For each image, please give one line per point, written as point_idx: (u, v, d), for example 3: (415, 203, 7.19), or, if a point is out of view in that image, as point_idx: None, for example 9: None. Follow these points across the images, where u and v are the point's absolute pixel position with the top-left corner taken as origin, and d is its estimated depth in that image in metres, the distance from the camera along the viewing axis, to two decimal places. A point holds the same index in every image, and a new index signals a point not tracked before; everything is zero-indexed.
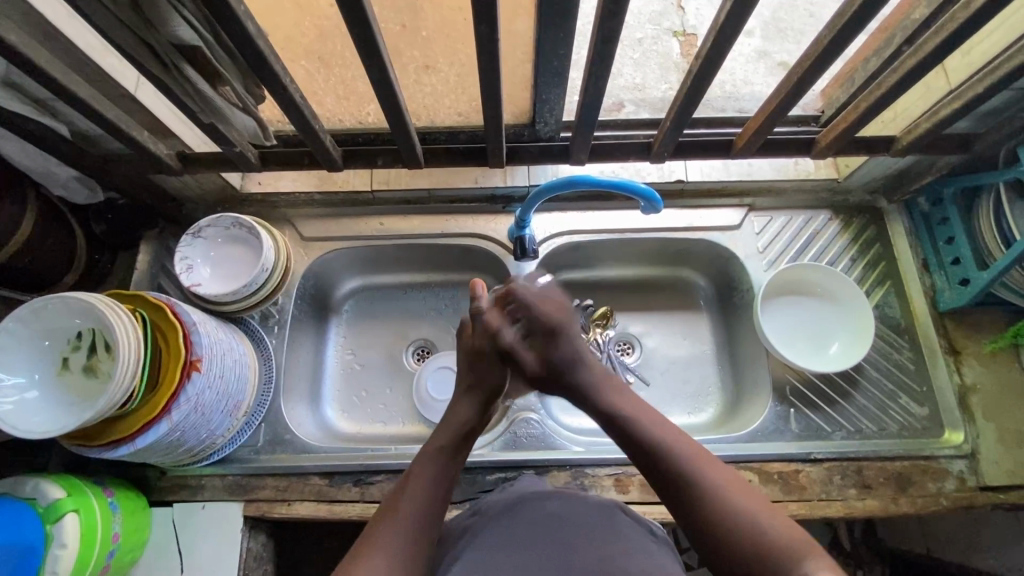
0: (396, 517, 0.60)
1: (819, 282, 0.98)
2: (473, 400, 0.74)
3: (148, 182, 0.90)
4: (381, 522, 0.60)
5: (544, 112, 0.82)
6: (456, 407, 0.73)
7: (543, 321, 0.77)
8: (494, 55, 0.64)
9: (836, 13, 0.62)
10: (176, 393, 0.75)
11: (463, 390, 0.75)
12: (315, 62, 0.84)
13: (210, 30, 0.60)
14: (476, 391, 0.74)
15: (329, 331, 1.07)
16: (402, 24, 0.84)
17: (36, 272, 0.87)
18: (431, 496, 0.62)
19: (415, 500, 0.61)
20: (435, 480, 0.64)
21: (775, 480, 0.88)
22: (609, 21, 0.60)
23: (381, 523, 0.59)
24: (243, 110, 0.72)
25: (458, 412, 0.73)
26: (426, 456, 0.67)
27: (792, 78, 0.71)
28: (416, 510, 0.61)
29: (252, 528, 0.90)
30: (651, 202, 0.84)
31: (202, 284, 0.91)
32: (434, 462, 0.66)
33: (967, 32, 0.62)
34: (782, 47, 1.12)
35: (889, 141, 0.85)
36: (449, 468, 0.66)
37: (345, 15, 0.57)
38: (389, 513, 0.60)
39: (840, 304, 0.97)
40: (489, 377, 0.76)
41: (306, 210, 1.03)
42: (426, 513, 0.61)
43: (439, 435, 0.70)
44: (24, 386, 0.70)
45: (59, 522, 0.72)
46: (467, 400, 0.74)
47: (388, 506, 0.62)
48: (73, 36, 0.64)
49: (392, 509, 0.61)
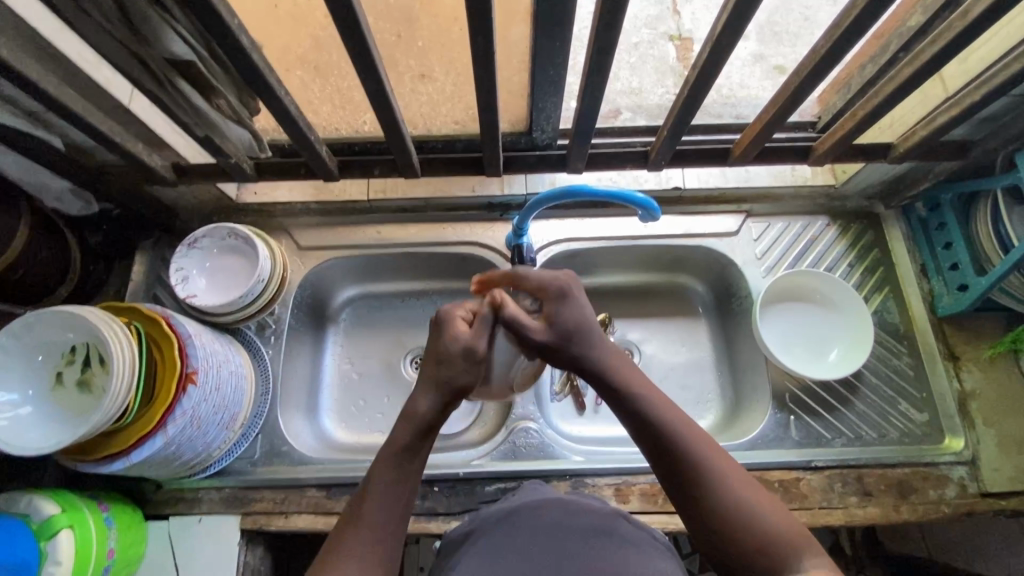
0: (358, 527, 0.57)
1: (814, 287, 0.98)
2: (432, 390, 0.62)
3: (143, 193, 0.90)
4: (346, 532, 0.57)
5: (541, 121, 0.82)
6: (421, 398, 0.62)
7: (545, 286, 0.67)
8: (491, 66, 0.63)
9: (833, 23, 0.62)
10: (171, 407, 0.75)
11: (427, 380, 0.63)
12: (310, 73, 0.83)
13: (204, 45, 0.60)
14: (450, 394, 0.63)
15: (326, 341, 1.06)
16: (398, 34, 0.84)
17: (30, 285, 0.86)
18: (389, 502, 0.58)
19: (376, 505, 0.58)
20: (393, 483, 0.59)
21: (775, 489, 0.87)
22: (606, 33, 0.60)
23: (346, 532, 0.57)
24: (238, 123, 0.71)
25: (414, 412, 0.62)
26: (382, 458, 0.60)
27: (788, 87, 0.71)
28: (380, 514, 0.58)
29: (250, 541, 0.89)
30: (649, 211, 0.82)
31: (197, 295, 0.90)
32: (394, 465, 0.60)
33: (964, 42, 0.62)
34: (778, 51, 1.12)
35: (886, 148, 0.85)
36: (410, 471, 0.60)
37: (341, 28, 0.57)
38: (351, 524, 0.57)
39: (834, 308, 0.97)
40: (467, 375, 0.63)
41: (303, 219, 1.03)
42: (389, 521, 0.58)
43: (398, 431, 0.61)
44: (18, 402, 0.70)
45: (53, 538, 0.72)
46: (427, 388, 0.62)
47: (351, 512, 0.59)
48: (66, 49, 0.63)
49: (355, 517, 0.58)
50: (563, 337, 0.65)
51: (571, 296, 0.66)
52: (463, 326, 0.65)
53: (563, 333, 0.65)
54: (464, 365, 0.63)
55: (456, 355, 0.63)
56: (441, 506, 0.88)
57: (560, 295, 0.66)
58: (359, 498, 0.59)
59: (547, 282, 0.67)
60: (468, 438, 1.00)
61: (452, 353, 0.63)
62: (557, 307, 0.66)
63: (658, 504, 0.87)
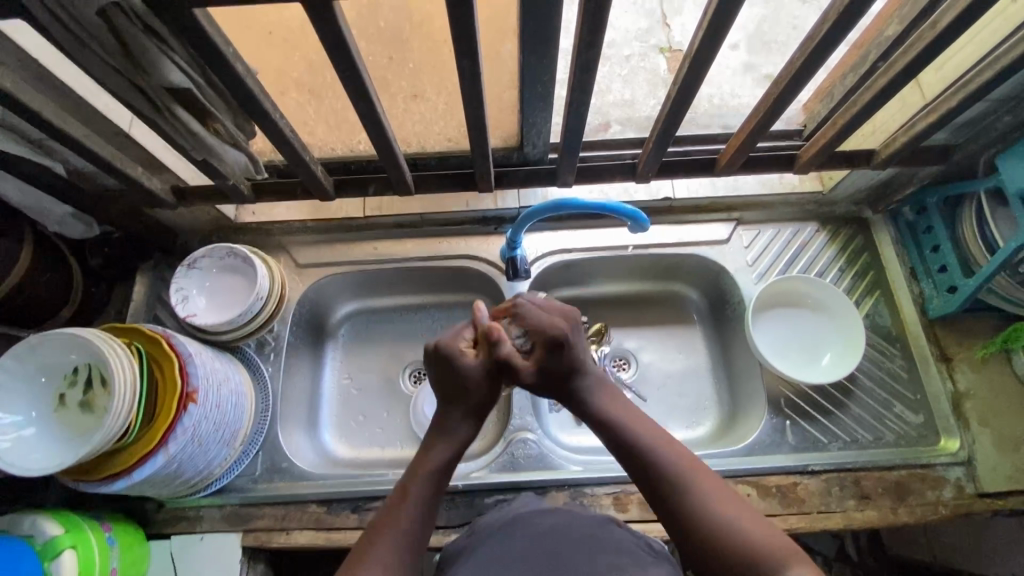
0: (393, 534, 0.60)
1: (792, 292, 1.00)
2: (461, 419, 0.69)
3: (143, 216, 0.92)
4: (378, 540, 0.59)
5: (532, 135, 0.84)
6: (439, 440, 0.68)
7: (544, 332, 0.72)
8: (478, 86, 0.65)
9: (807, 36, 0.64)
10: (172, 425, 0.76)
11: (452, 409, 0.70)
12: (306, 95, 0.87)
13: (201, 73, 0.62)
14: (472, 410, 0.70)
15: (325, 357, 1.07)
16: (389, 57, 0.88)
17: (31, 310, 0.87)
18: (422, 509, 0.62)
19: (409, 513, 0.62)
20: (428, 491, 0.64)
21: (773, 494, 0.88)
22: (587, 52, 0.62)
23: (381, 533, 0.60)
24: (234, 146, 0.73)
25: (453, 432, 0.69)
26: (418, 469, 0.66)
27: (769, 99, 0.73)
28: (412, 524, 0.61)
29: (251, 558, 0.90)
30: (638, 222, 0.85)
31: (198, 314, 0.91)
32: (435, 478, 0.65)
33: (936, 50, 0.64)
34: (767, 60, 1.14)
35: (869, 154, 0.87)
36: (442, 483, 0.65)
37: (330, 53, 0.59)
38: (385, 526, 0.61)
39: (813, 307, 0.99)
40: (481, 399, 0.70)
41: (300, 237, 1.05)
42: (420, 528, 0.61)
43: (434, 447, 0.67)
44: (21, 423, 0.71)
45: (57, 559, 0.72)
46: (453, 418, 0.69)
47: (385, 516, 0.62)
48: (69, 79, 0.65)
49: (393, 520, 0.61)
50: (562, 377, 0.71)
51: (566, 345, 0.71)
52: (462, 352, 0.71)
53: (554, 377, 0.71)
54: (478, 386, 0.70)
55: (477, 380, 0.70)
56: (442, 519, 0.88)
57: (552, 343, 0.71)
58: (400, 500, 0.63)
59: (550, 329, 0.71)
60: (467, 450, 1.01)
61: (469, 381, 0.70)
62: (547, 355, 0.71)
63: (656, 511, 0.88)
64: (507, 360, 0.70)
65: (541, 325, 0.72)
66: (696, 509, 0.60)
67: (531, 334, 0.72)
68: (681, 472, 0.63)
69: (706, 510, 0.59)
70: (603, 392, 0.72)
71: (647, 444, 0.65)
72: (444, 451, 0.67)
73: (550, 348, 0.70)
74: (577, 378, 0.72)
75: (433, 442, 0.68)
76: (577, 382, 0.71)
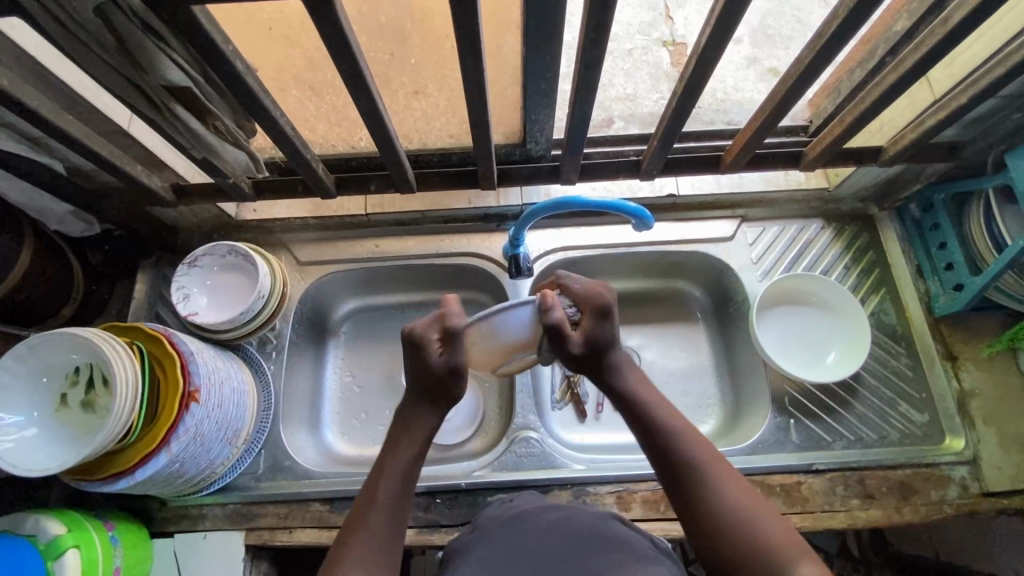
0: (364, 537, 0.61)
1: (799, 290, 0.99)
2: (430, 409, 0.69)
3: (143, 214, 0.91)
4: (351, 541, 0.61)
5: (535, 132, 0.83)
6: (426, 415, 0.69)
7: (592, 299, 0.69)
8: (481, 83, 0.64)
9: (816, 32, 0.63)
10: (174, 425, 0.75)
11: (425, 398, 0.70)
12: (305, 92, 0.85)
13: (201, 71, 0.61)
14: (444, 401, 0.70)
15: (328, 354, 1.07)
16: (390, 53, 0.85)
17: (32, 308, 0.87)
18: (391, 508, 0.63)
19: (380, 514, 0.62)
20: (397, 491, 0.64)
21: (777, 493, 0.87)
22: (592, 48, 0.61)
23: (349, 540, 0.61)
24: (235, 144, 0.73)
25: (416, 424, 0.69)
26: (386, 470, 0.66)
27: (776, 96, 0.72)
28: (382, 524, 0.62)
29: (254, 556, 0.90)
30: (642, 219, 0.85)
31: (199, 313, 0.91)
32: (399, 480, 0.65)
33: (947, 48, 0.63)
34: (771, 54, 1.13)
35: (877, 151, 0.86)
36: (411, 480, 0.66)
37: (332, 51, 0.58)
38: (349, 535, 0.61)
39: (819, 304, 0.99)
40: (447, 392, 0.69)
41: (301, 235, 1.04)
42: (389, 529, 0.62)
43: (400, 445, 0.67)
44: (23, 424, 0.71)
45: (60, 558, 0.72)
46: (421, 408, 0.69)
47: (353, 522, 0.63)
48: (68, 77, 0.65)
49: (362, 526, 0.62)
50: (599, 350, 0.69)
51: (610, 315, 0.68)
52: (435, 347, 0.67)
53: (594, 347, 0.68)
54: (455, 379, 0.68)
55: (443, 375, 0.68)
56: (445, 517, 0.88)
57: (597, 312, 0.68)
58: (365, 505, 0.63)
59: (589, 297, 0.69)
60: (470, 449, 1.00)
61: (435, 376, 0.68)
62: (594, 323, 0.68)
63: (659, 510, 0.88)
64: (561, 327, 0.65)
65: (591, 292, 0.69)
66: (716, 507, 0.59)
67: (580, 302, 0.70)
68: (702, 465, 0.62)
69: (719, 504, 0.59)
70: (629, 372, 0.72)
71: (675, 432, 0.65)
72: (410, 448, 0.67)
73: (596, 317, 0.68)
74: (610, 354, 0.70)
75: (397, 439, 0.68)
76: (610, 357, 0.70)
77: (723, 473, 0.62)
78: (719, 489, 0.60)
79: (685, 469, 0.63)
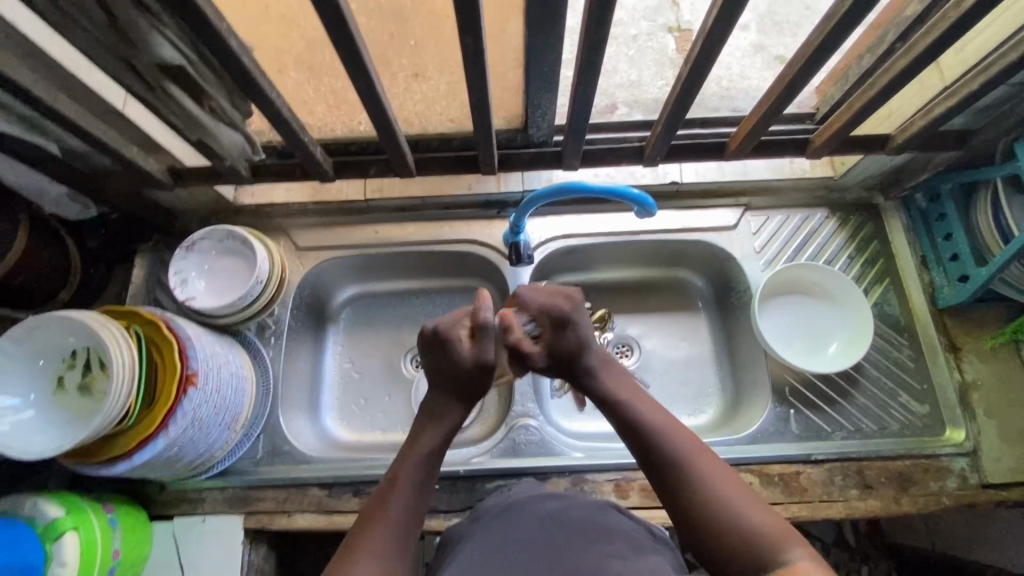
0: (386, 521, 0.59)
1: (794, 279, 0.98)
2: (454, 404, 0.69)
3: (140, 197, 0.90)
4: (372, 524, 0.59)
5: (537, 116, 0.81)
6: (448, 410, 0.69)
7: (550, 313, 0.72)
8: (481, 65, 0.63)
9: (826, 14, 0.61)
10: (172, 409, 0.75)
11: (447, 395, 0.70)
12: (304, 72, 0.82)
13: (195, 49, 0.60)
14: (470, 396, 0.70)
15: (327, 340, 1.07)
16: (390, 34, 0.81)
17: (28, 292, 0.86)
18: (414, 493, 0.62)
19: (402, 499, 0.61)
20: (420, 478, 0.63)
21: (775, 483, 0.87)
22: (596, 29, 0.60)
23: (374, 523, 0.59)
24: (230, 126, 0.72)
25: (442, 419, 0.68)
26: (406, 457, 0.65)
27: (783, 80, 0.70)
28: (406, 509, 0.61)
29: (253, 540, 0.90)
30: (644, 206, 0.83)
31: (197, 297, 0.90)
32: (422, 463, 0.64)
33: (960, 31, 0.61)
34: (779, 41, 1.11)
35: (884, 139, 0.85)
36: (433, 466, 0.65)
37: (329, 30, 0.57)
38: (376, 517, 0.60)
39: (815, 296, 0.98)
40: (476, 386, 0.69)
41: (300, 220, 1.03)
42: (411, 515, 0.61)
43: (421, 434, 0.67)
44: (20, 406, 0.70)
45: (59, 540, 0.72)
46: (448, 405, 0.69)
47: (376, 506, 0.61)
48: (60, 56, 0.63)
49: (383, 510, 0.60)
50: (571, 357, 0.71)
51: (570, 324, 0.71)
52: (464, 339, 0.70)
53: (559, 356, 0.71)
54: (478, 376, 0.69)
55: (468, 369, 0.69)
56: (442, 504, 0.88)
57: (557, 324, 0.71)
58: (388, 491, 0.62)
59: (544, 311, 0.73)
60: (469, 436, 1.00)
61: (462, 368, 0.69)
62: (553, 334, 0.72)
63: (657, 499, 0.88)
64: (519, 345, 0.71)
65: (546, 305, 0.73)
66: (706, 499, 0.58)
67: (536, 318, 0.73)
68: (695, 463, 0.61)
69: (708, 494, 0.59)
70: (607, 372, 0.72)
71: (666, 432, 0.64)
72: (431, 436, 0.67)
73: (556, 327, 0.71)
74: (585, 358, 0.72)
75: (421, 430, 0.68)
76: (588, 360, 0.72)
77: (711, 465, 0.61)
78: (707, 483, 0.59)
79: (671, 467, 0.62)
